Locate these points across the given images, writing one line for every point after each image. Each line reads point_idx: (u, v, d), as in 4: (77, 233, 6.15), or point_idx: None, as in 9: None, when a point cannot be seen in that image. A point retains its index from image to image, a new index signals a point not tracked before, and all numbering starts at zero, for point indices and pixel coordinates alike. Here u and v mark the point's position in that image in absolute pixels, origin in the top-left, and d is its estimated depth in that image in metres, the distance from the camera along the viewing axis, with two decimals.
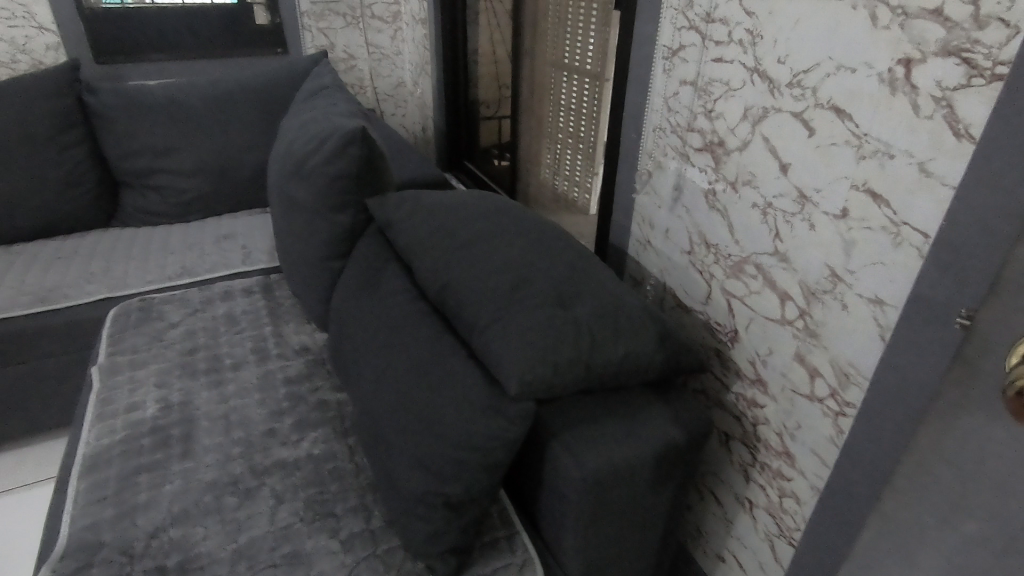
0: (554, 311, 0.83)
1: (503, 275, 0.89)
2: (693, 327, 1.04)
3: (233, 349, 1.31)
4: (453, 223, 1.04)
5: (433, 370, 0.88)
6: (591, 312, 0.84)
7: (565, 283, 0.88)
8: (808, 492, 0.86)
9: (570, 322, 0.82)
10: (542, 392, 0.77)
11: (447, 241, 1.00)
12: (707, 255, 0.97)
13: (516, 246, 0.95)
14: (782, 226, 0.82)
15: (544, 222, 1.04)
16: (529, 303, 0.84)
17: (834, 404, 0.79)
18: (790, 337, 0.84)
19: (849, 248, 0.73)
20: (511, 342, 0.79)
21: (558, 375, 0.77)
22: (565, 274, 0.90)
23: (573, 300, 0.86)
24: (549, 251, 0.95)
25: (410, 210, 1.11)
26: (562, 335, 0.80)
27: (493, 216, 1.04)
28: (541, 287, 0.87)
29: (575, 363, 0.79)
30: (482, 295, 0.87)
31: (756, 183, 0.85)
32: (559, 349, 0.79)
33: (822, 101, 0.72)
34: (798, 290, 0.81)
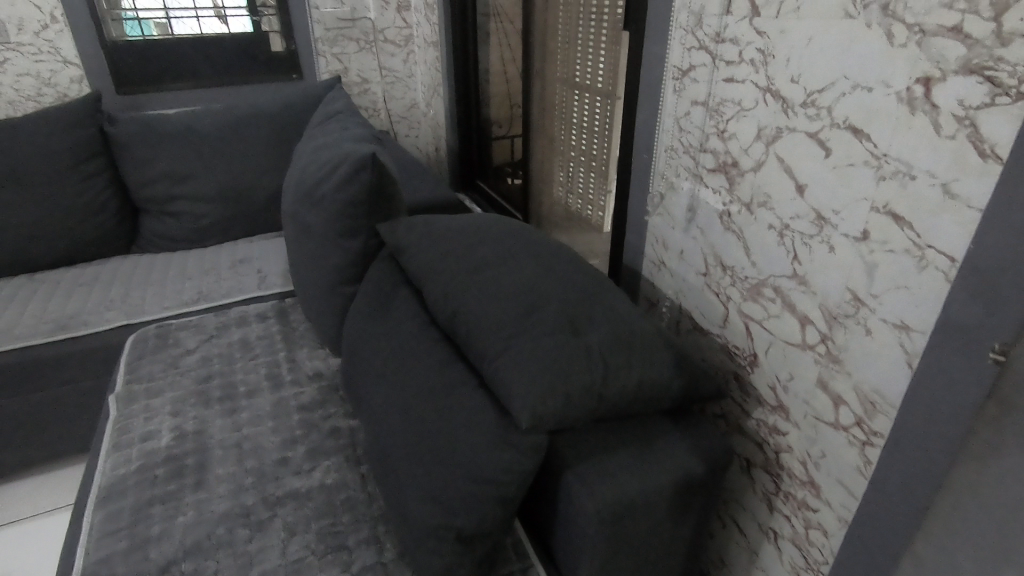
0: (565, 337, 0.81)
1: (513, 301, 0.88)
2: (710, 351, 1.02)
3: (247, 375, 1.31)
4: (463, 248, 1.03)
5: (444, 399, 0.87)
6: (604, 339, 0.82)
7: (576, 308, 0.86)
8: (835, 523, 0.83)
9: (583, 349, 0.80)
10: (554, 423, 0.75)
11: (458, 266, 0.99)
12: (723, 277, 0.95)
13: (527, 271, 0.94)
14: (800, 248, 0.79)
15: (555, 245, 1.03)
16: (541, 330, 0.82)
17: (861, 433, 0.76)
18: (811, 362, 0.81)
19: (870, 272, 0.70)
20: (521, 371, 0.77)
21: (571, 405, 0.75)
22: (577, 298, 0.88)
23: (585, 325, 0.84)
24: (561, 276, 0.93)
25: (421, 236, 1.11)
26: (574, 363, 0.78)
27: (504, 240, 1.03)
28: (552, 313, 0.85)
29: (588, 393, 0.77)
30: (492, 322, 0.86)
31: (772, 205, 0.82)
32: (571, 378, 0.76)
33: (838, 121, 0.70)
34: (819, 314, 0.79)
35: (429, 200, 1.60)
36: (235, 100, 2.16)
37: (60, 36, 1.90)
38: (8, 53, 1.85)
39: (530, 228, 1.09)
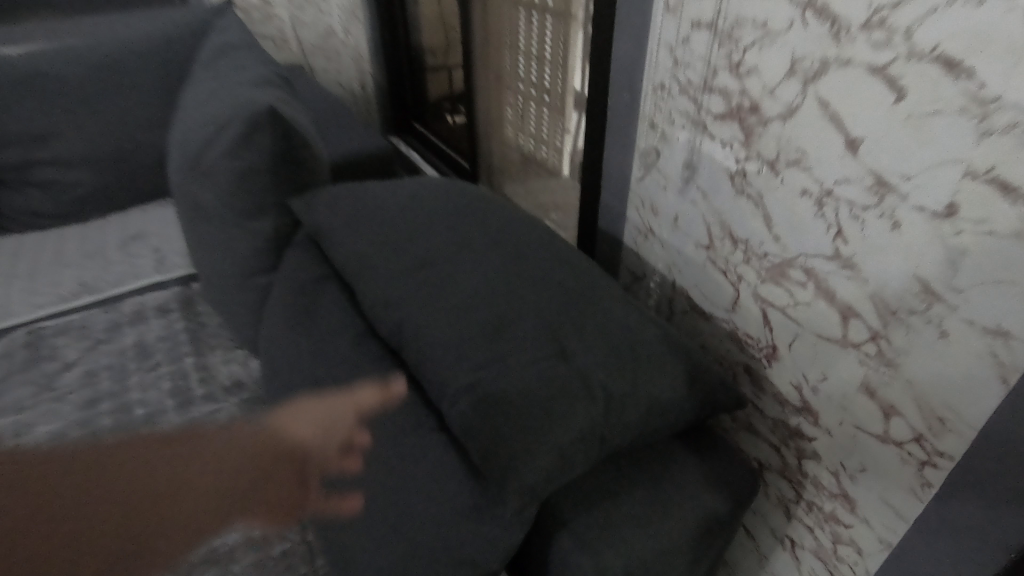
0: (550, 359, 0.62)
1: (475, 311, 0.67)
2: (713, 337, 0.85)
3: (146, 393, 1.06)
4: (400, 232, 0.81)
5: (392, 445, 0.67)
6: (601, 355, 0.63)
7: (561, 315, 0.67)
8: (874, 543, 0.71)
9: (575, 374, 0.61)
10: (543, 484, 0.56)
11: (396, 258, 0.78)
12: (733, 252, 0.76)
13: (492, 266, 0.73)
14: (846, 222, 0.61)
15: (524, 223, 0.82)
16: (517, 352, 0.62)
17: (920, 451, 0.62)
18: (854, 363, 0.65)
19: (954, 259, 0.53)
20: (496, 415, 0.58)
21: (564, 458, 0.57)
22: (560, 300, 0.68)
23: (573, 339, 0.64)
24: (536, 269, 0.73)
25: (345, 217, 0.88)
26: (563, 397, 0.59)
27: (459, 222, 0.81)
28: (530, 326, 0.65)
29: (585, 436, 0.58)
30: (451, 340, 0.65)
31: (807, 165, 0.63)
32: (563, 421, 0.57)
33: (921, 51, 0.50)
34: (870, 306, 0.61)
35: (356, 154, 1.32)
36: (89, 23, 1.63)
37: None
38: None
39: (490, 201, 0.88)
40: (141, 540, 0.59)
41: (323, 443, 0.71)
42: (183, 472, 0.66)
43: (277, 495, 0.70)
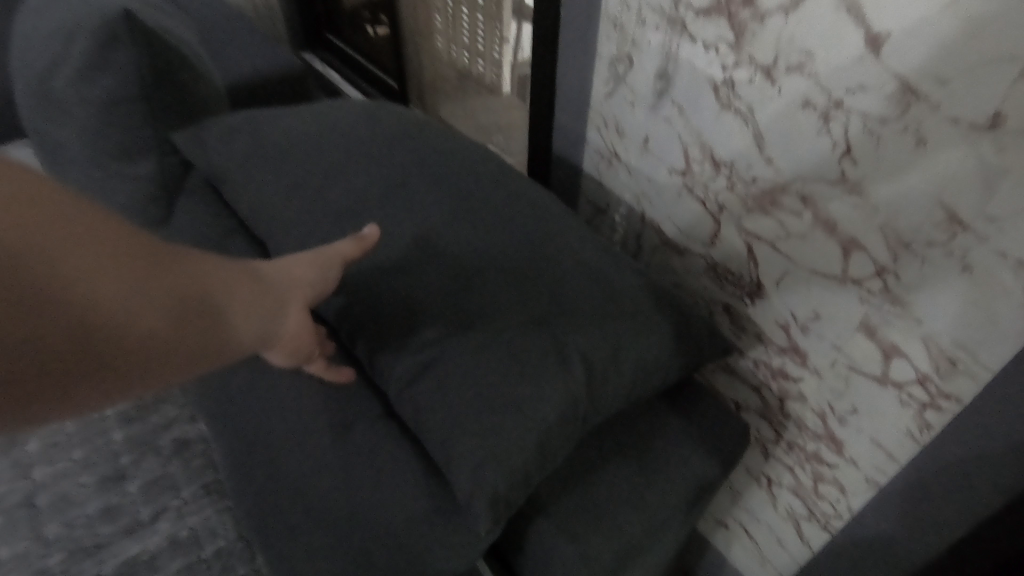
0: (521, 335, 0.56)
1: (433, 281, 0.59)
2: (687, 274, 0.76)
3: None
4: (319, 177, 0.68)
5: (353, 438, 0.60)
6: (576, 323, 0.57)
7: (529, 277, 0.59)
8: (859, 483, 0.67)
9: (550, 350, 0.55)
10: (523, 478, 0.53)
11: (320, 212, 0.66)
12: (714, 178, 0.66)
13: (447, 219, 0.63)
14: (856, 140, 0.51)
15: (481, 158, 0.71)
16: (484, 330, 0.56)
17: (922, 393, 0.56)
18: (853, 300, 0.58)
19: (991, 181, 0.44)
20: (468, 408, 0.53)
21: (544, 445, 0.53)
22: (529, 258, 0.60)
23: (545, 305, 0.58)
24: (498, 220, 0.63)
25: (248, 156, 0.73)
26: (537, 379, 0.54)
27: (396, 161, 0.68)
28: (496, 294, 0.58)
29: (564, 420, 0.54)
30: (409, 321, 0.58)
31: (812, 70, 0.52)
32: (540, 408, 0.53)
33: None
34: (878, 238, 0.53)
35: (258, 75, 1.10)
36: None
37: None
38: None
39: (432, 127, 0.75)
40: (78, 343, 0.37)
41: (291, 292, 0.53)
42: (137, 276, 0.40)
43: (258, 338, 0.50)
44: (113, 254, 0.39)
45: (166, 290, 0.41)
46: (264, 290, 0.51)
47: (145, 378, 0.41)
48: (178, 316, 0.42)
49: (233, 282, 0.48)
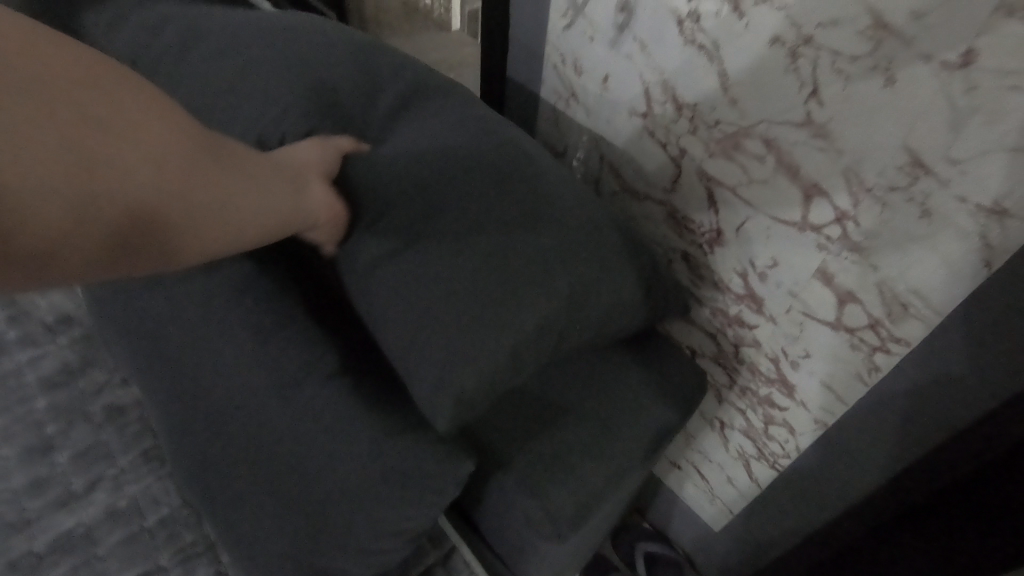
0: (492, 271, 0.52)
1: (404, 209, 0.53)
2: (647, 221, 0.74)
3: None
4: (255, 70, 0.59)
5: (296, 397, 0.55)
6: (551, 262, 0.54)
7: (509, 210, 0.55)
8: (808, 424, 0.69)
9: (524, 288, 0.52)
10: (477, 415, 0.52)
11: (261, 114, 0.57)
12: (676, 121, 0.63)
13: (424, 140, 0.57)
14: (824, 78, 0.49)
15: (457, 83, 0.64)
16: (455, 263, 0.52)
17: (872, 337, 0.57)
18: (811, 247, 0.58)
19: (958, 123, 0.43)
20: (431, 346, 0.50)
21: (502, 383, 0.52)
22: (505, 189, 0.56)
23: (520, 241, 0.54)
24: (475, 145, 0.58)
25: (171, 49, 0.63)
26: (505, 317, 0.51)
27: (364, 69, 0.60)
28: (462, 224, 0.53)
29: (526, 355, 0.53)
30: (380, 255, 0.53)
31: (781, 1, 0.49)
32: (506, 342, 0.51)
33: None
34: (840, 183, 0.52)
35: None
36: None
37: None
38: None
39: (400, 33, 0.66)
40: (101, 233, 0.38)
41: (309, 168, 0.51)
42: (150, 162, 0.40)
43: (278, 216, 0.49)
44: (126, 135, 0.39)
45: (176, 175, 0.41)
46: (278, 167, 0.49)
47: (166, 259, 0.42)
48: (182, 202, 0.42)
49: (243, 160, 0.46)
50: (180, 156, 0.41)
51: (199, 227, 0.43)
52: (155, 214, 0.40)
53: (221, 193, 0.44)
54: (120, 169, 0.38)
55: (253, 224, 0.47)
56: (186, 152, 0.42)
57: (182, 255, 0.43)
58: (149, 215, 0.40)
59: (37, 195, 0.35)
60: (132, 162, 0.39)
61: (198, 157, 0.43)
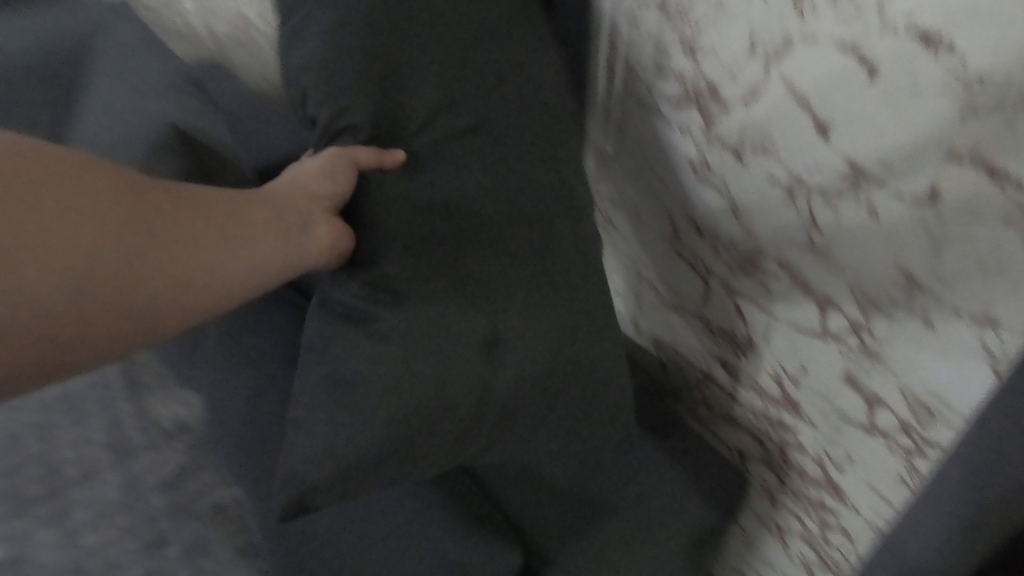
0: (466, 348, 0.58)
1: (411, 248, 0.59)
2: (685, 331, 0.81)
3: None
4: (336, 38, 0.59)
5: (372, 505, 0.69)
6: (520, 349, 0.60)
7: (516, 286, 0.60)
8: (862, 528, 0.70)
9: (478, 373, 0.59)
10: (394, 451, 0.59)
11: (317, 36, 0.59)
12: (700, 244, 0.72)
13: (462, 180, 0.60)
14: (820, 210, 0.56)
15: (541, 89, 0.62)
16: (440, 327, 0.58)
17: (907, 441, 0.60)
18: (835, 354, 0.62)
19: (938, 246, 0.49)
20: (388, 393, 0.58)
21: (427, 439, 0.60)
22: (514, 260, 0.60)
23: (502, 323, 0.59)
24: (506, 200, 0.60)
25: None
26: (454, 391, 0.59)
27: (459, 65, 0.59)
28: (457, 291, 0.59)
29: (464, 415, 0.60)
30: (370, 289, 0.59)
31: (774, 151, 0.58)
32: (421, 396, 0.58)
33: (895, 23, 0.45)
34: (849, 297, 0.58)
35: None
36: None
37: None
38: None
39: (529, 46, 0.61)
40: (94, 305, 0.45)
41: (320, 204, 0.59)
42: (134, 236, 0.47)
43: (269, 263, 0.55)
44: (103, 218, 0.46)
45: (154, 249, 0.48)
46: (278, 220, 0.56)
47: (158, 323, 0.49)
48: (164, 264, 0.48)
49: (231, 218, 0.53)
50: (154, 231, 0.48)
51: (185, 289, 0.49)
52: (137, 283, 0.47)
53: (213, 253, 0.51)
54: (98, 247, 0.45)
55: (246, 274, 0.53)
56: (171, 220, 0.49)
57: (185, 314, 0.50)
58: (144, 282, 0.47)
59: (41, 286, 0.43)
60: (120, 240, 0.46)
61: (183, 222, 0.50)
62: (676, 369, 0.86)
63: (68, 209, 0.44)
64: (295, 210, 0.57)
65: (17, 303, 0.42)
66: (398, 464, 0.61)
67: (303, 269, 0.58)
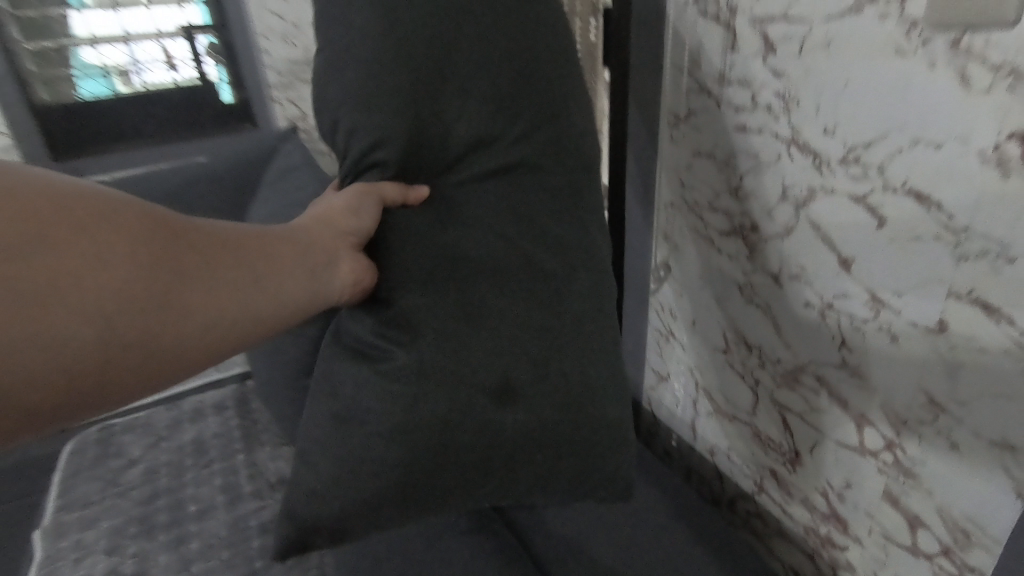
0: (477, 394, 0.64)
1: (432, 289, 0.64)
2: (738, 440, 0.86)
3: (199, 490, 1.12)
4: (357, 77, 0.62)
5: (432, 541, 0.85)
6: (529, 398, 0.65)
7: (529, 335, 0.65)
8: None
9: (487, 421, 0.65)
10: (401, 485, 0.65)
11: (358, 62, 0.60)
12: (748, 357, 0.79)
13: (485, 225, 0.65)
14: (850, 333, 0.64)
15: (554, 107, 0.66)
16: (456, 372, 0.63)
17: (950, 565, 0.61)
18: (874, 470, 0.66)
19: (953, 372, 0.55)
20: (398, 436, 0.63)
21: (433, 475, 0.66)
22: (529, 308, 0.65)
23: (513, 371, 0.65)
24: (530, 255, 0.66)
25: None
26: (465, 435, 0.64)
27: (500, 107, 0.63)
28: (472, 336, 0.64)
29: (478, 446, 0.66)
30: (388, 329, 0.64)
31: (808, 279, 0.67)
32: (443, 433, 0.64)
33: (894, 184, 0.55)
34: (881, 416, 0.63)
35: None
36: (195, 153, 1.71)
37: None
38: None
39: (564, 76, 0.66)
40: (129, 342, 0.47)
41: (344, 239, 0.63)
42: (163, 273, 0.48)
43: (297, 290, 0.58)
44: (124, 256, 0.47)
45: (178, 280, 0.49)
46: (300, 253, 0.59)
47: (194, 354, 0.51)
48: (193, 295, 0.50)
49: (253, 250, 0.56)
50: (177, 265, 0.49)
51: (220, 318, 0.52)
52: (169, 315, 0.48)
53: (238, 282, 0.53)
54: (120, 285, 0.46)
55: (269, 305, 0.55)
56: (195, 251, 0.51)
57: (212, 342, 0.51)
58: (166, 309, 0.48)
59: (62, 329, 0.43)
60: (143, 267, 0.47)
61: (207, 253, 0.52)
62: (731, 479, 0.90)
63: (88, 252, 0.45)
64: (318, 245, 0.61)
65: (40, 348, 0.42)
66: (403, 497, 0.66)
67: (324, 303, 0.61)
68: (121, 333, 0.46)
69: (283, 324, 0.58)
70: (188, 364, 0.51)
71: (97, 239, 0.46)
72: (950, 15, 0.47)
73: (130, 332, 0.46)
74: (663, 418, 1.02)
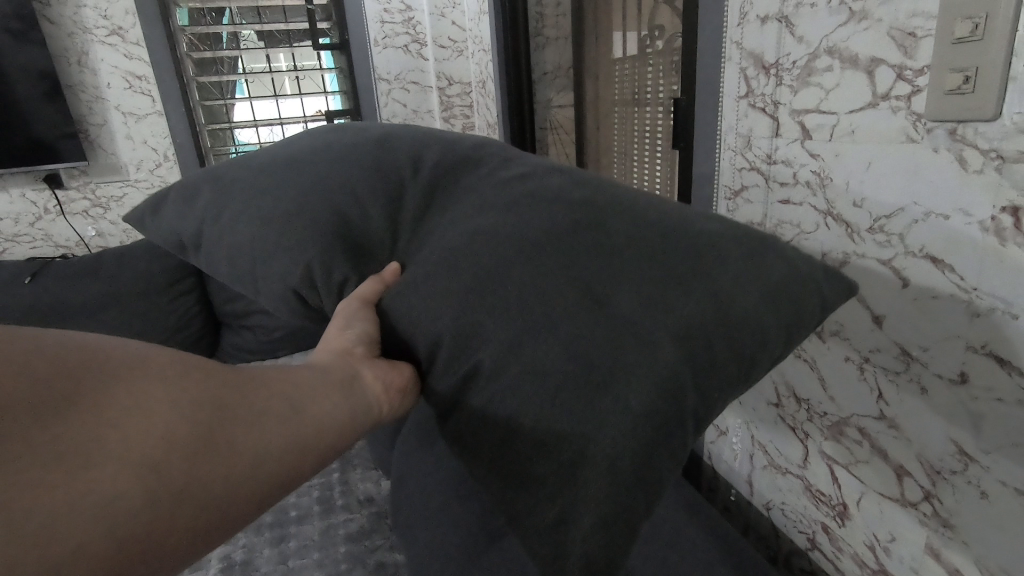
0: (582, 315, 0.49)
1: (453, 293, 0.53)
2: (792, 494, 0.89)
3: (300, 499, 1.28)
4: (263, 212, 0.64)
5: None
6: (634, 285, 0.51)
7: (595, 245, 0.54)
8: None
9: (618, 323, 0.49)
10: (645, 449, 0.46)
11: (262, 219, 0.64)
12: (799, 410, 0.84)
13: (469, 218, 0.59)
14: (885, 385, 0.69)
15: (408, 129, 0.74)
16: (544, 326, 0.49)
17: None
18: (916, 524, 0.69)
19: (977, 423, 0.59)
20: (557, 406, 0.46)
21: (651, 408, 0.46)
22: (584, 231, 0.55)
23: (596, 278, 0.51)
24: (549, 200, 0.58)
25: (212, 218, 0.70)
26: (624, 350, 0.48)
27: (376, 168, 0.65)
28: (531, 285, 0.51)
29: (648, 360, 0.47)
30: (452, 370, 0.52)
31: (846, 335, 0.74)
32: (598, 379, 0.47)
33: (914, 249, 0.62)
34: (918, 467, 0.67)
35: None
36: None
37: (171, 171, 2.01)
38: (126, 189, 1.98)
39: (392, 133, 0.71)
40: (188, 489, 0.36)
41: (353, 355, 0.54)
42: (204, 402, 0.39)
43: (345, 414, 0.49)
44: (153, 391, 0.37)
45: (220, 411, 0.40)
46: (327, 375, 0.51)
47: (251, 497, 0.40)
48: (238, 423, 0.40)
49: (278, 377, 0.46)
50: (214, 395, 0.40)
51: (277, 448, 0.42)
52: (221, 450, 0.38)
53: (283, 407, 0.44)
54: (156, 423, 0.36)
55: (310, 425, 0.45)
56: (224, 379, 0.42)
57: (261, 475, 0.41)
58: (213, 446, 0.38)
59: (112, 485, 0.33)
60: (173, 399, 0.38)
61: (228, 379, 0.42)
62: (785, 534, 0.93)
63: (112, 394, 0.36)
64: (329, 370, 0.51)
65: (79, 510, 0.32)
66: (640, 467, 0.46)
67: (365, 426, 0.51)
68: (168, 481, 0.35)
69: (324, 458, 0.46)
70: (236, 516, 0.40)
71: (114, 383, 0.36)
72: (946, 111, 0.56)
73: (177, 473, 0.36)
74: (722, 474, 1.07)
